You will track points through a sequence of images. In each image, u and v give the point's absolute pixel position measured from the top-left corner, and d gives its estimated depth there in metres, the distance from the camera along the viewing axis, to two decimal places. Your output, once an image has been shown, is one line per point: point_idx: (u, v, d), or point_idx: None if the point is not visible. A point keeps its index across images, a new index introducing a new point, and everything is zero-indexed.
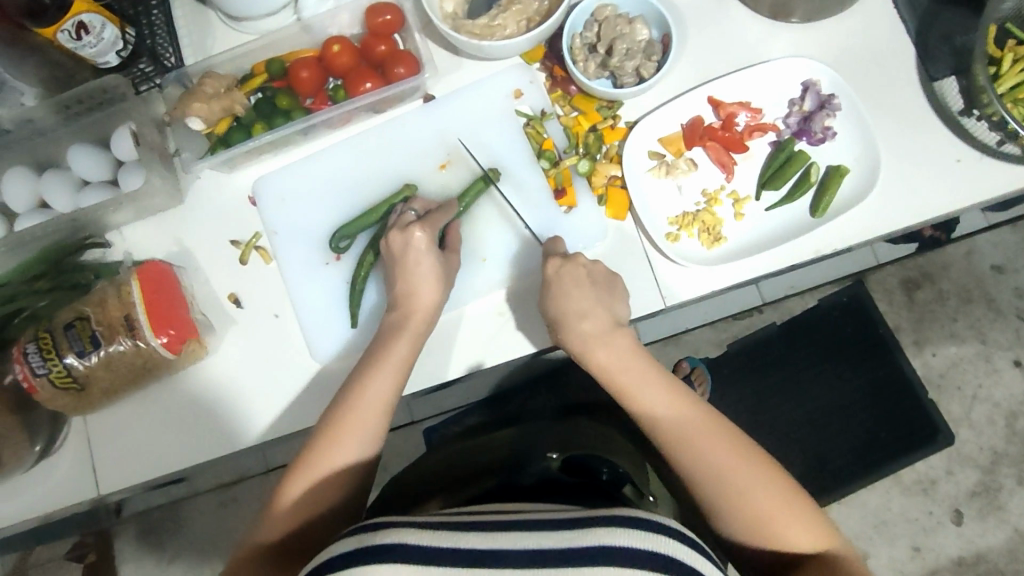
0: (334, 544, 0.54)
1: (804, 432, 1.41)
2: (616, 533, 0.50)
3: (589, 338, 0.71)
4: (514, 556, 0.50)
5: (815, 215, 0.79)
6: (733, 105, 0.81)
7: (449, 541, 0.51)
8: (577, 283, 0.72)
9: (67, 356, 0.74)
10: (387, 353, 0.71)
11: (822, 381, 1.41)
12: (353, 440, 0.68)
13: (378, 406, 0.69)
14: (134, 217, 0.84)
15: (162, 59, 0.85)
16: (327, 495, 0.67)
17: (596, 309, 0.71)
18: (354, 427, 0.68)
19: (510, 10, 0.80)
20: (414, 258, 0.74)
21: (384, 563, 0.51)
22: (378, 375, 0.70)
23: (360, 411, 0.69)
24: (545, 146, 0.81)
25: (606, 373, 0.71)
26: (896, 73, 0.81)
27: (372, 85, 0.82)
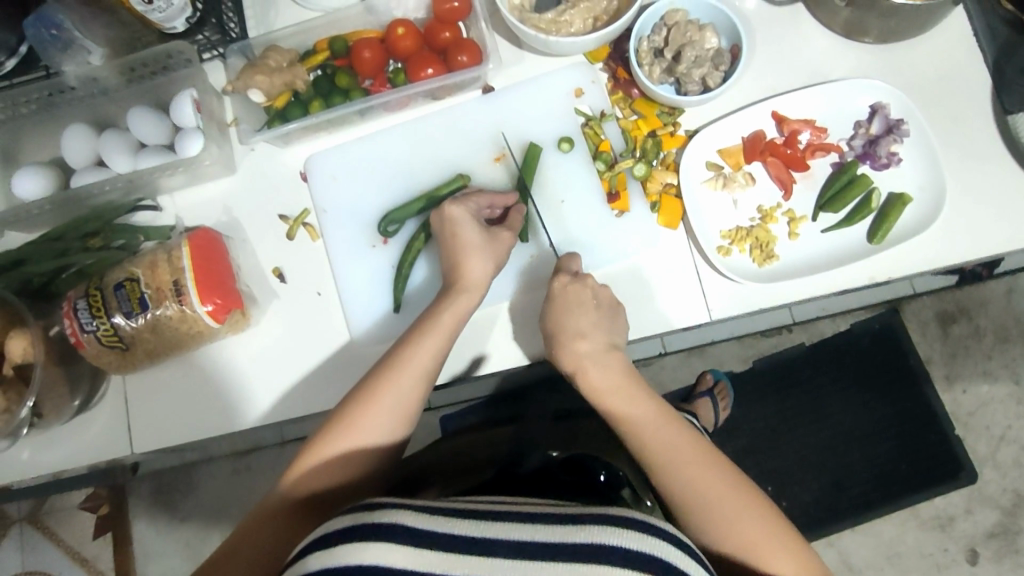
0: (330, 520, 0.54)
1: (821, 457, 1.40)
2: (610, 532, 0.51)
3: (593, 382, 0.69)
4: (506, 546, 0.51)
5: (872, 242, 0.77)
6: (798, 122, 0.79)
7: (443, 526, 0.52)
8: (584, 310, 0.71)
9: (115, 315, 0.76)
10: (433, 323, 0.70)
11: (843, 407, 1.41)
12: (388, 403, 0.67)
13: (420, 374, 0.69)
14: (187, 183, 0.85)
15: (228, 29, 0.85)
16: (355, 456, 0.67)
17: (595, 330, 0.70)
18: (393, 393, 0.68)
19: (578, 7, 0.79)
20: (463, 238, 0.74)
21: (380, 541, 0.51)
22: (421, 346, 0.69)
23: (400, 377, 0.68)
24: (602, 148, 0.81)
25: (597, 396, 0.70)
26: (968, 104, 0.79)
27: (434, 71, 0.81)
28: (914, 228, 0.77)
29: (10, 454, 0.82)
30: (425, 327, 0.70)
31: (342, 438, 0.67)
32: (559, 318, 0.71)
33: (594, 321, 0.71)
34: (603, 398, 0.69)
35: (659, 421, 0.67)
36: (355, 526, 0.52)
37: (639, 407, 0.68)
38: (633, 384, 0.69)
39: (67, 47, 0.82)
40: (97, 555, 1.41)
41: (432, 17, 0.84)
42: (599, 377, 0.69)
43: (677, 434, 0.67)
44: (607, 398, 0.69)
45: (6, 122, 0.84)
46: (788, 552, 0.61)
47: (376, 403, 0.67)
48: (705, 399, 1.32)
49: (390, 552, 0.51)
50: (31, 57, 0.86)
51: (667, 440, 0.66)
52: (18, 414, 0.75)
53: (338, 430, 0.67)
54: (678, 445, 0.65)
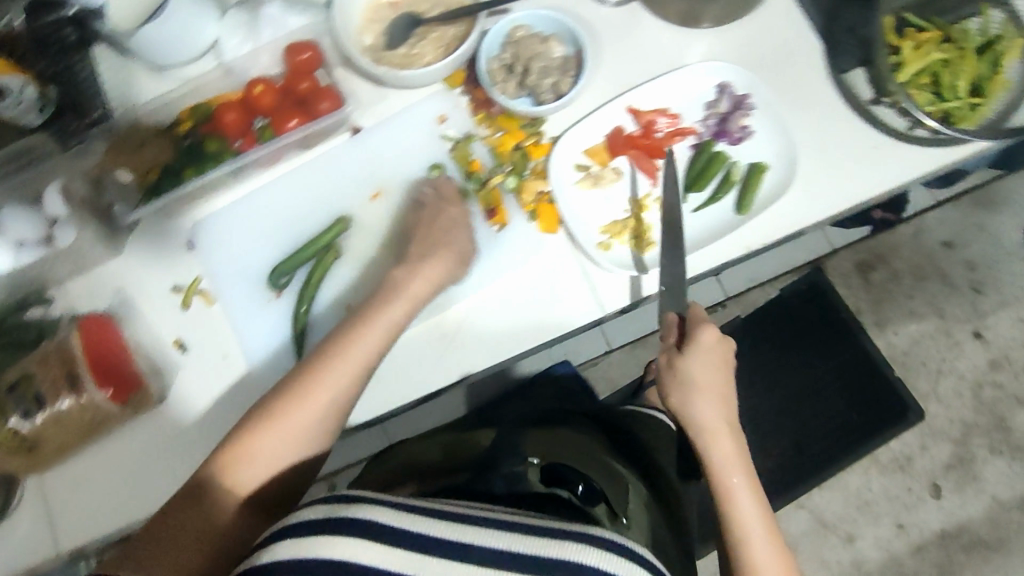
0: (305, 508, 0.54)
1: (786, 417, 1.43)
2: (584, 552, 0.50)
3: (721, 449, 0.72)
4: (479, 549, 0.50)
5: (740, 213, 0.81)
6: (652, 112, 0.83)
7: (419, 526, 0.51)
8: (712, 391, 0.73)
9: (11, 417, 0.74)
10: (371, 317, 0.73)
11: (796, 367, 1.45)
12: (342, 376, 0.70)
13: (365, 362, 0.71)
14: (75, 269, 0.84)
15: (87, 112, 0.84)
16: (309, 426, 0.69)
17: (725, 416, 0.73)
18: (336, 375, 0.70)
19: (427, 37, 0.84)
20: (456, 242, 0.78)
21: (353, 538, 0.51)
22: (368, 337, 0.72)
23: (348, 360, 0.70)
24: (473, 168, 0.83)
25: (717, 465, 0.72)
26: (807, 69, 0.84)
27: (298, 121, 0.83)
28: (778, 192, 0.81)
29: None
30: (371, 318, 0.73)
31: (304, 405, 0.68)
32: (707, 374, 0.73)
33: (727, 410, 0.74)
34: (721, 472, 0.71)
35: (756, 504, 0.70)
36: (332, 519, 0.52)
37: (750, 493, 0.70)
38: (750, 471, 0.72)
39: None
40: None
41: (287, 70, 0.86)
42: (724, 451, 0.72)
43: (774, 547, 0.68)
44: (728, 474, 0.71)
45: None
46: None
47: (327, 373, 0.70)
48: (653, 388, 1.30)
49: (361, 550, 0.50)
50: None
51: (759, 526, 0.68)
52: None
53: (294, 390, 0.69)
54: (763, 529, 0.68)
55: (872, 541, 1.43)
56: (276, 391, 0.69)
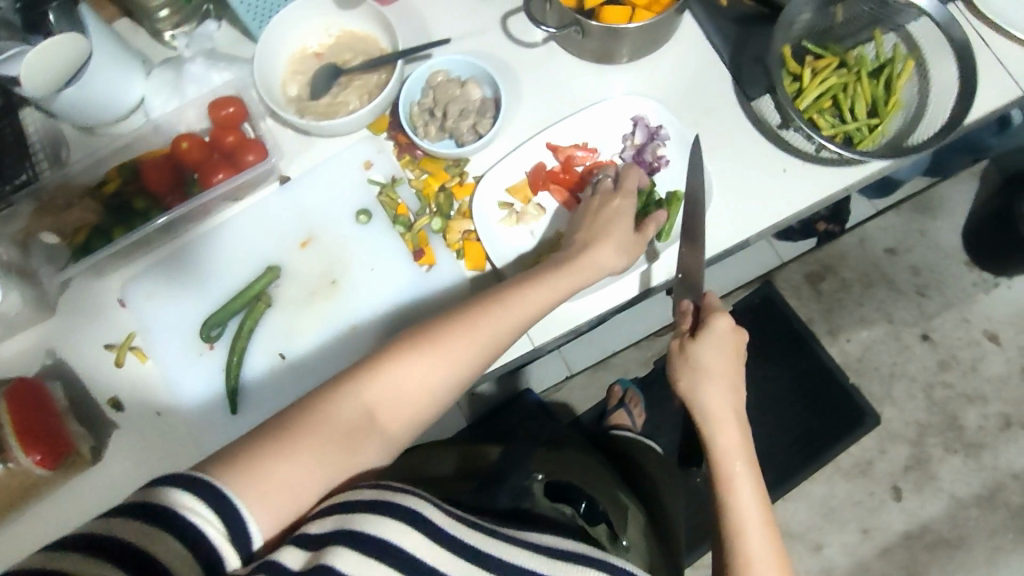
0: (359, 491, 0.57)
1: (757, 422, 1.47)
2: (598, 573, 0.58)
3: (724, 439, 0.70)
4: (507, 563, 0.56)
5: (660, 240, 0.83)
6: (571, 147, 0.86)
7: (455, 528, 0.56)
8: (722, 383, 0.72)
9: None
10: (550, 279, 0.74)
11: (761, 376, 1.48)
12: (506, 326, 0.71)
13: (508, 330, 0.72)
14: (5, 334, 0.83)
15: (13, 176, 0.83)
16: (455, 371, 0.69)
17: (733, 404, 0.72)
18: (494, 327, 0.71)
19: (350, 86, 0.87)
20: (613, 226, 0.78)
21: (401, 521, 0.54)
22: (521, 298, 0.73)
23: (502, 312, 0.72)
24: (400, 212, 0.85)
25: (722, 453, 0.70)
26: (718, 100, 0.87)
27: (224, 175, 0.84)
28: (695, 220, 0.84)
29: None
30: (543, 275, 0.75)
31: (410, 362, 0.67)
32: (716, 359, 0.72)
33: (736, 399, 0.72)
34: (723, 457, 0.70)
35: (761, 494, 0.68)
36: (381, 501, 0.56)
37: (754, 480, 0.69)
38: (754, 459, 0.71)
39: None
40: None
41: (213, 125, 0.87)
42: (730, 441, 0.70)
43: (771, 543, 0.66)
44: (728, 459, 0.69)
45: None
46: None
47: (501, 317, 0.71)
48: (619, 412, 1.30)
49: (406, 535, 0.54)
50: None
51: (760, 515, 0.67)
52: None
53: (458, 344, 0.69)
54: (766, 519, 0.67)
55: (838, 547, 1.44)
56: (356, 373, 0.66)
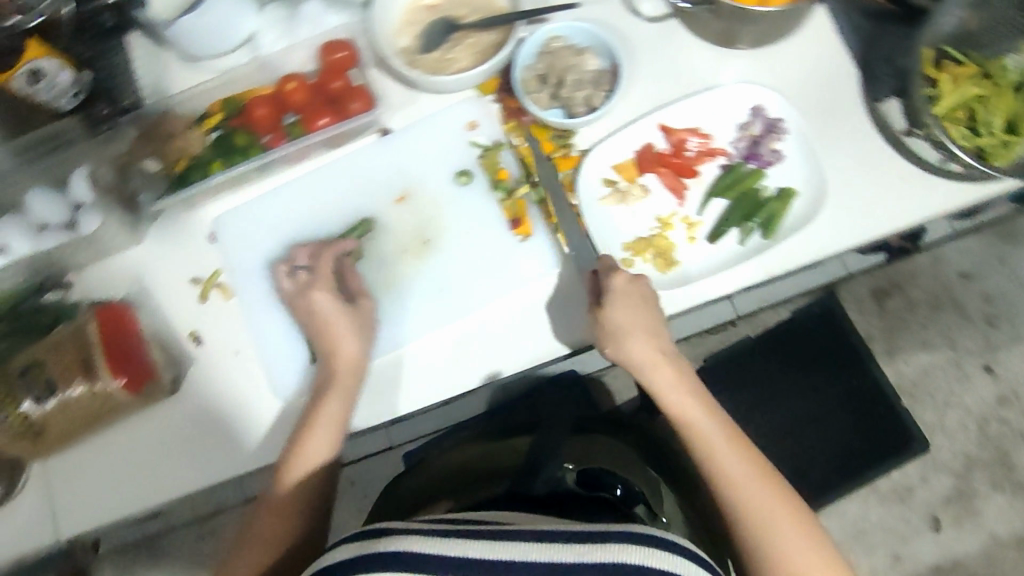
0: (337, 550, 0.56)
1: (800, 438, 1.38)
2: (632, 551, 0.54)
3: (661, 379, 0.75)
4: (519, 564, 0.53)
5: (766, 238, 0.80)
6: (684, 130, 0.83)
7: (451, 549, 0.54)
8: (642, 335, 0.73)
9: (23, 402, 0.72)
10: (323, 409, 0.75)
11: (808, 387, 1.39)
12: (317, 468, 0.75)
13: (328, 455, 0.75)
14: (96, 257, 0.84)
15: (119, 100, 0.85)
16: (293, 523, 0.74)
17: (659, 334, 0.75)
18: (311, 470, 0.74)
19: (462, 44, 0.84)
20: (330, 321, 0.78)
21: (391, 567, 0.54)
22: (313, 430, 0.74)
23: (306, 457, 0.74)
24: (500, 177, 0.82)
25: (666, 393, 0.74)
26: (841, 97, 0.83)
27: (328, 120, 0.83)
28: (803, 220, 0.80)
29: None
30: (329, 387, 0.76)
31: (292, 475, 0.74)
32: (630, 316, 0.72)
33: (656, 326, 0.74)
34: (666, 398, 0.75)
35: (726, 429, 0.73)
36: (365, 555, 0.55)
37: (703, 408, 0.74)
38: (699, 393, 0.75)
39: None
40: None
41: (321, 68, 0.85)
42: (665, 380, 0.75)
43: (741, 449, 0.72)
44: (672, 398, 0.75)
45: None
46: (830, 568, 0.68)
47: (314, 433, 0.74)
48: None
49: None
50: None
51: (727, 451, 0.72)
52: None
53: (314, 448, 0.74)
54: (739, 450, 0.72)
55: (866, 569, 1.42)
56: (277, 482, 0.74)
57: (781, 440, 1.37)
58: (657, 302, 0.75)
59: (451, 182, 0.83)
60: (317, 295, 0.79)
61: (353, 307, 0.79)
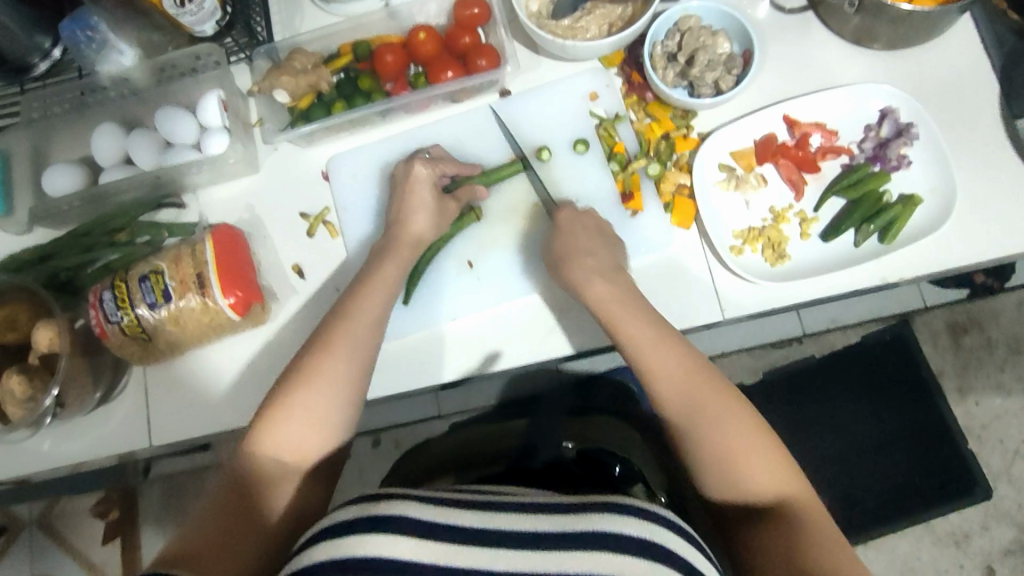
0: (336, 512, 0.56)
1: (840, 471, 1.34)
2: (610, 521, 0.54)
3: (597, 290, 0.72)
4: (507, 537, 0.53)
5: (884, 243, 0.78)
6: (808, 125, 0.81)
7: (447, 518, 0.54)
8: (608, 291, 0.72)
9: (139, 306, 0.77)
10: (379, 272, 0.75)
11: (858, 418, 1.35)
12: (362, 334, 0.70)
13: (373, 318, 0.72)
14: (212, 180, 0.87)
15: (255, 32, 0.89)
16: (331, 402, 0.67)
17: (600, 250, 0.75)
18: (355, 335, 0.70)
19: (594, 13, 0.82)
20: (415, 195, 0.78)
21: (384, 534, 0.53)
22: (373, 290, 0.73)
23: (357, 321, 0.71)
24: (616, 150, 0.83)
25: (600, 304, 0.71)
26: (975, 111, 0.80)
27: (454, 74, 0.85)
28: (925, 230, 0.78)
29: (33, 444, 0.83)
30: (390, 252, 0.76)
31: (296, 399, 0.67)
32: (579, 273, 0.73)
33: (598, 243, 0.76)
34: (605, 307, 0.71)
35: (653, 328, 0.69)
36: (362, 518, 0.54)
37: (636, 318, 0.70)
38: (632, 300, 0.71)
39: (101, 48, 0.86)
40: (105, 560, 1.42)
41: (451, 23, 0.87)
42: (602, 289, 0.72)
43: (678, 352, 0.68)
44: (611, 307, 0.71)
45: (38, 121, 0.88)
46: (765, 463, 0.62)
47: (377, 286, 0.74)
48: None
49: (395, 545, 0.52)
50: (64, 60, 0.91)
51: (665, 356, 0.67)
52: (43, 403, 0.76)
53: (338, 357, 0.68)
54: (674, 358, 0.67)
55: None
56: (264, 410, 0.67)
57: (826, 468, 1.34)
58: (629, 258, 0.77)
59: (567, 148, 0.84)
60: (418, 166, 0.79)
61: (438, 201, 0.79)
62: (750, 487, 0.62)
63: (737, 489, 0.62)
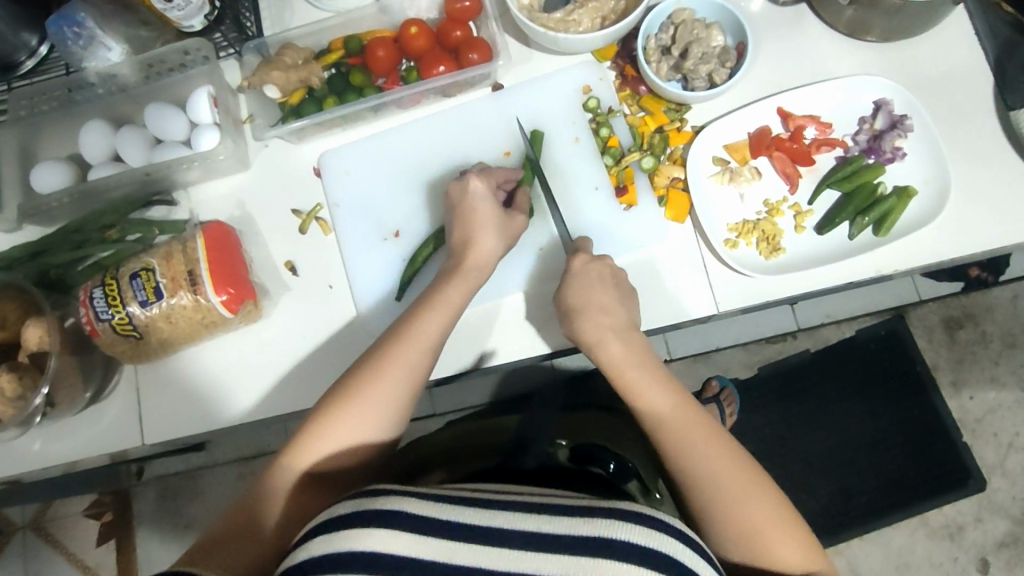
0: (337, 505, 0.56)
1: (834, 465, 1.34)
2: (615, 527, 0.53)
3: (613, 354, 0.70)
4: (510, 536, 0.53)
5: (879, 235, 0.78)
6: (803, 117, 0.81)
7: (447, 514, 0.54)
8: (601, 297, 0.71)
9: (130, 305, 0.76)
10: (444, 293, 0.72)
11: (853, 413, 1.35)
12: (417, 358, 0.69)
13: (431, 342, 0.70)
14: (202, 177, 0.86)
15: (245, 28, 0.87)
16: (373, 419, 0.67)
17: (615, 307, 0.71)
18: (409, 357, 0.69)
19: (586, 6, 0.81)
20: (478, 212, 0.75)
21: (384, 528, 0.53)
22: (433, 312, 0.71)
23: (413, 343, 0.69)
24: (610, 143, 0.83)
25: (614, 367, 0.70)
26: (970, 103, 0.80)
27: (446, 68, 0.84)
28: (920, 221, 0.78)
29: (23, 445, 0.82)
30: (456, 275, 0.73)
31: (342, 419, 0.67)
32: (583, 295, 0.71)
33: (613, 296, 0.72)
34: (621, 372, 0.70)
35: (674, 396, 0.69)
36: (362, 511, 0.54)
37: (654, 384, 0.69)
38: (649, 364, 0.70)
39: (88, 44, 0.84)
40: (100, 562, 1.40)
41: (443, 17, 0.87)
42: (619, 353, 0.70)
43: (695, 420, 0.67)
44: (627, 372, 0.70)
45: (24, 119, 0.87)
46: (788, 536, 0.63)
47: (431, 311, 0.71)
48: (711, 406, 1.27)
49: (394, 539, 0.53)
50: (51, 57, 0.90)
51: (681, 420, 0.67)
52: (32, 402, 0.75)
53: (389, 380, 0.68)
54: (693, 424, 0.67)
55: None
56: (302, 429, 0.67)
57: (821, 461, 1.34)
58: (626, 283, 0.74)
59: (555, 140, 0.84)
60: (474, 181, 0.75)
61: (503, 216, 0.76)
62: (779, 556, 0.62)
63: (760, 561, 0.63)
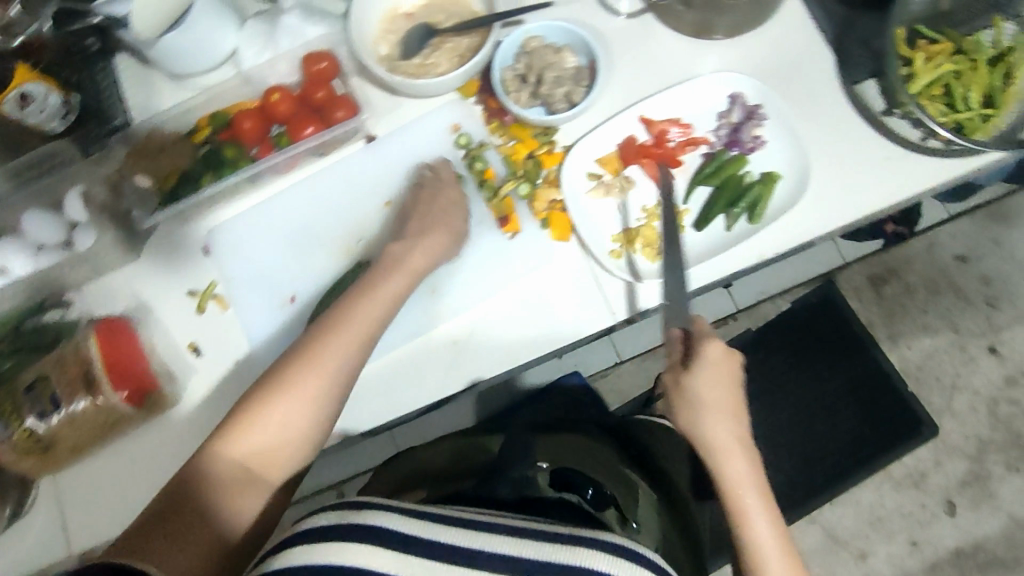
0: (314, 514, 0.55)
1: (793, 436, 1.36)
2: (596, 556, 0.51)
3: (733, 471, 0.70)
4: (486, 557, 0.51)
5: (752, 222, 0.81)
6: (664, 122, 0.84)
7: (432, 533, 0.52)
8: (722, 397, 0.72)
9: (29, 418, 0.74)
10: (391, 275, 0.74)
11: (800, 381, 1.37)
12: (358, 334, 0.70)
13: (376, 320, 0.71)
14: (94, 274, 0.85)
15: (110, 118, 0.88)
16: (320, 398, 0.67)
17: (734, 421, 0.72)
18: (356, 333, 0.70)
19: (442, 48, 0.84)
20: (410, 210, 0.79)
21: (364, 542, 0.52)
22: (377, 293, 0.72)
23: (360, 318, 0.71)
24: (486, 176, 0.85)
25: (733, 484, 0.70)
26: (820, 81, 0.83)
27: (314, 129, 0.86)
28: (789, 202, 0.81)
29: None
30: (399, 263, 0.76)
31: (286, 393, 0.67)
32: (710, 396, 0.71)
33: (736, 407, 0.72)
34: (739, 492, 0.69)
35: (780, 533, 0.68)
36: (343, 524, 0.53)
37: (762, 505, 0.69)
38: (763, 488, 0.70)
39: None
40: None
41: (304, 80, 0.88)
42: (738, 472, 0.70)
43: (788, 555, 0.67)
44: (743, 496, 0.69)
45: None
46: None
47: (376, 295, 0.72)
48: None
49: (371, 554, 0.52)
50: None
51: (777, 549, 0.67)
52: None
53: (333, 355, 0.68)
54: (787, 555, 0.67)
55: (884, 557, 1.36)
56: (243, 405, 0.67)
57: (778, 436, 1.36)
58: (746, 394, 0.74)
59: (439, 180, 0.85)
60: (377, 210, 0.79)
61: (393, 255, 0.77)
62: None
63: None
